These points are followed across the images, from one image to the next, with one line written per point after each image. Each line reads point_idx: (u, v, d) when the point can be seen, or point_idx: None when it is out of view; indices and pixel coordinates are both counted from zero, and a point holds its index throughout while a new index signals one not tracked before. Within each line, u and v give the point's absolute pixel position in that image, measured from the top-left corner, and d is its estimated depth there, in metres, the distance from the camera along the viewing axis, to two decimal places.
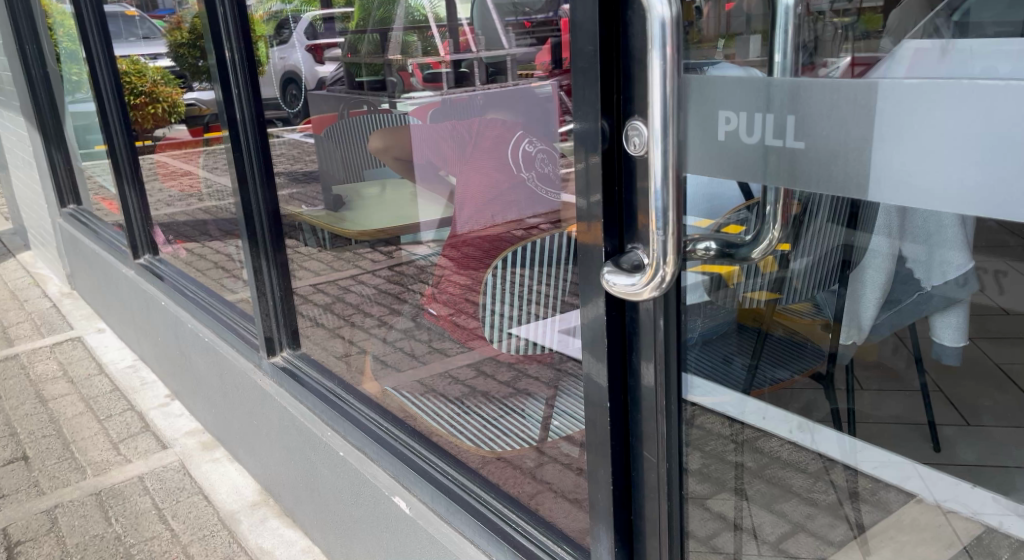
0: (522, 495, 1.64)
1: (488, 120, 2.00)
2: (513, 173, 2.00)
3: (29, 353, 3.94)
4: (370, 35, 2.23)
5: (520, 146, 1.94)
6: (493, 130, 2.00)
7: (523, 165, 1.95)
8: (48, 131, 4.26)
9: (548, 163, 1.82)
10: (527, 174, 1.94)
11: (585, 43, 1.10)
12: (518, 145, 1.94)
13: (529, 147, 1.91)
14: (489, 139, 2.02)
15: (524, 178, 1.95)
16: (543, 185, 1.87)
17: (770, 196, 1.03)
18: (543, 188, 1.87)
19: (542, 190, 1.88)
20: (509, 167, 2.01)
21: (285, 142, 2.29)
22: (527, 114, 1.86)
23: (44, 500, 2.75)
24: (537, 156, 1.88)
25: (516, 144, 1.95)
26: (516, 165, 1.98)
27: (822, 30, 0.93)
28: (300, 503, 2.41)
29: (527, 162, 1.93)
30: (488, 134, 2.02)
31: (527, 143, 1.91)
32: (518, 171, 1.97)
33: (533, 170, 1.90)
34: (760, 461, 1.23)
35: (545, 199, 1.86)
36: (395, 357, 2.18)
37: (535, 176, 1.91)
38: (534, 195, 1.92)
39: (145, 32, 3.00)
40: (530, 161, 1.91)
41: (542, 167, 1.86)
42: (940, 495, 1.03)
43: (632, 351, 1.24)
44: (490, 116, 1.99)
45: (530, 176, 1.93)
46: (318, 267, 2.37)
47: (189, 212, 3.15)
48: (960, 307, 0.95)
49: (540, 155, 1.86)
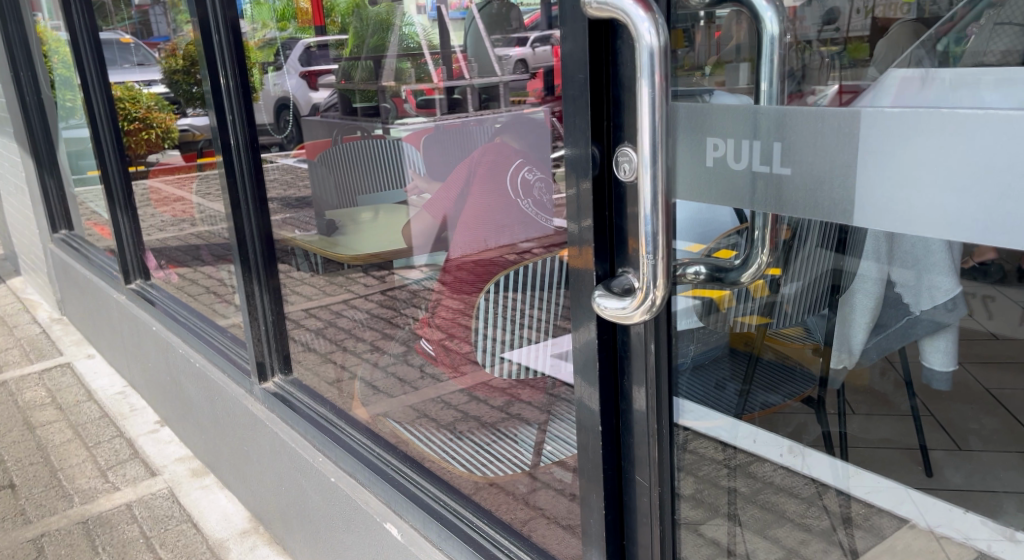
0: (514, 521, 1.63)
1: (489, 146, 1.96)
2: (512, 198, 1.97)
3: (17, 380, 3.91)
4: (365, 62, 2.21)
5: (519, 173, 1.93)
6: (489, 155, 1.97)
7: (523, 193, 1.94)
8: (41, 157, 4.27)
9: (547, 191, 1.82)
10: (525, 201, 1.93)
11: (575, 71, 1.11)
12: (518, 172, 1.93)
13: (529, 174, 1.90)
14: (486, 164, 1.98)
15: (524, 205, 1.93)
16: (543, 212, 1.87)
17: (758, 221, 1.04)
18: (543, 215, 1.88)
19: (542, 217, 1.88)
20: (507, 193, 1.98)
21: (279, 166, 2.31)
22: (525, 142, 1.84)
23: (30, 529, 2.72)
24: (536, 183, 1.87)
25: (515, 171, 1.94)
26: (515, 190, 1.96)
27: (809, 59, 0.95)
28: (291, 531, 2.40)
29: (526, 189, 1.92)
30: (485, 159, 1.98)
31: (527, 170, 1.90)
32: (517, 197, 1.95)
33: (531, 198, 1.91)
34: (753, 486, 1.22)
35: (540, 225, 1.89)
36: (387, 383, 2.18)
37: (533, 204, 1.91)
38: (530, 221, 1.92)
39: (140, 60, 3.02)
40: (529, 189, 1.91)
41: (541, 195, 1.86)
42: (933, 520, 1.03)
43: (623, 375, 1.25)
44: (495, 142, 1.96)
45: (530, 202, 1.92)
46: (311, 292, 2.39)
47: (182, 237, 3.20)
48: (949, 331, 0.93)
49: (537, 183, 1.86)
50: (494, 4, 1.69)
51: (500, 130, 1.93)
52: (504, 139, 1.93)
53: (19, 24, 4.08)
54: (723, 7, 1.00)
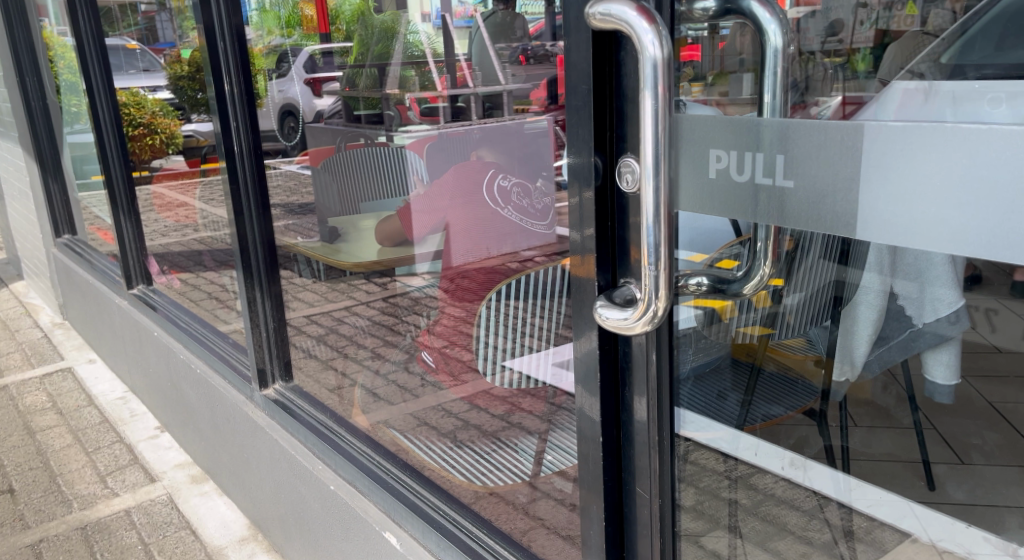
0: (514, 531, 1.62)
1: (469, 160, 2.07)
2: (494, 208, 2.07)
3: (18, 384, 3.91)
4: (370, 69, 2.20)
5: (495, 182, 2.04)
6: (472, 168, 2.07)
7: (503, 201, 2.04)
8: (45, 161, 4.26)
9: (527, 197, 1.93)
10: (507, 208, 2.03)
11: (579, 81, 1.11)
12: (492, 181, 2.05)
13: (506, 182, 2.00)
14: (466, 177, 2.10)
15: (506, 213, 2.03)
16: (528, 218, 1.94)
17: (761, 233, 1.04)
18: (529, 220, 1.94)
19: (528, 222, 1.95)
20: (488, 204, 2.09)
21: (283, 172, 2.35)
22: (506, 153, 1.93)
23: (29, 534, 2.71)
24: (514, 190, 1.98)
25: (490, 181, 2.05)
26: (495, 201, 2.07)
27: (812, 70, 0.94)
28: (290, 539, 2.39)
29: (505, 197, 2.03)
30: (463, 173, 2.10)
31: (502, 179, 2.01)
32: (498, 206, 2.06)
33: (512, 204, 2.01)
34: (754, 498, 1.21)
35: (535, 231, 1.92)
36: (388, 390, 2.20)
37: (514, 210, 2.00)
38: (524, 229, 1.97)
39: (145, 66, 3.11)
40: (507, 196, 2.02)
41: (520, 200, 1.97)
42: (935, 535, 1.02)
43: (624, 385, 1.24)
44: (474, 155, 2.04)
45: (512, 209, 2.01)
46: (312, 298, 2.41)
47: (185, 242, 3.28)
48: (952, 344, 0.93)
49: (514, 189, 1.97)
50: (498, 13, 1.65)
51: (478, 144, 2.02)
52: (480, 153, 2.03)
53: (25, 28, 4.09)
54: (728, 19, 0.99)
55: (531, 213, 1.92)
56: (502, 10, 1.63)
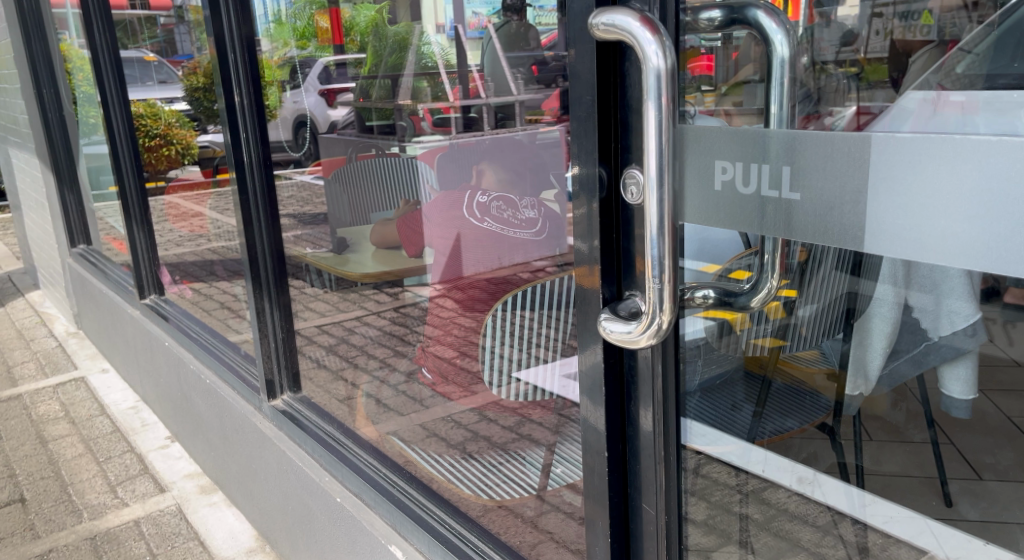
0: (523, 544, 1.60)
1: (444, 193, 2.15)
2: (474, 226, 2.11)
3: (31, 393, 3.94)
4: (382, 80, 2.19)
5: (474, 201, 2.09)
6: (449, 197, 2.14)
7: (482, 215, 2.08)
8: (61, 171, 4.30)
9: (509, 208, 2.01)
10: (486, 221, 2.08)
11: (583, 92, 1.10)
12: (472, 200, 2.09)
13: (484, 197, 2.06)
14: (449, 203, 2.14)
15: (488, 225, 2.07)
16: (511, 227, 2.00)
17: (768, 245, 1.03)
18: (512, 229, 2.00)
19: (511, 230, 2.01)
20: (467, 222, 2.12)
21: (295, 183, 2.39)
22: (510, 168, 1.93)
23: (39, 543, 2.73)
24: (495, 204, 2.04)
25: (471, 201, 2.10)
26: (474, 216, 2.10)
27: (825, 82, 0.93)
28: (297, 550, 2.39)
29: (483, 212, 2.07)
30: (447, 199, 2.14)
31: (480, 196, 2.07)
32: (478, 221, 2.09)
33: (492, 217, 2.06)
34: (766, 513, 1.19)
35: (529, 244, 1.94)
36: (398, 401, 2.23)
37: (495, 221, 2.05)
38: (512, 242, 2.00)
39: (161, 78, 3.16)
40: (486, 210, 2.07)
41: (502, 213, 2.03)
42: (951, 552, 0.99)
43: (630, 399, 1.22)
44: (484, 166, 2.00)
45: (493, 221, 2.06)
46: (324, 308, 2.46)
47: (200, 253, 3.25)
48: (969, 358, 0.90)
49: (495, 203, 2.04)
50: (512, 23, 1.62)
51: (482, 155, 2.00)
52: (483, 166, 2.01)
53: (42, 41, 4.16)
54: (736, 29, 0.99)
55: (514, 223, 1.99)
56: (516, 20, 1.60)
